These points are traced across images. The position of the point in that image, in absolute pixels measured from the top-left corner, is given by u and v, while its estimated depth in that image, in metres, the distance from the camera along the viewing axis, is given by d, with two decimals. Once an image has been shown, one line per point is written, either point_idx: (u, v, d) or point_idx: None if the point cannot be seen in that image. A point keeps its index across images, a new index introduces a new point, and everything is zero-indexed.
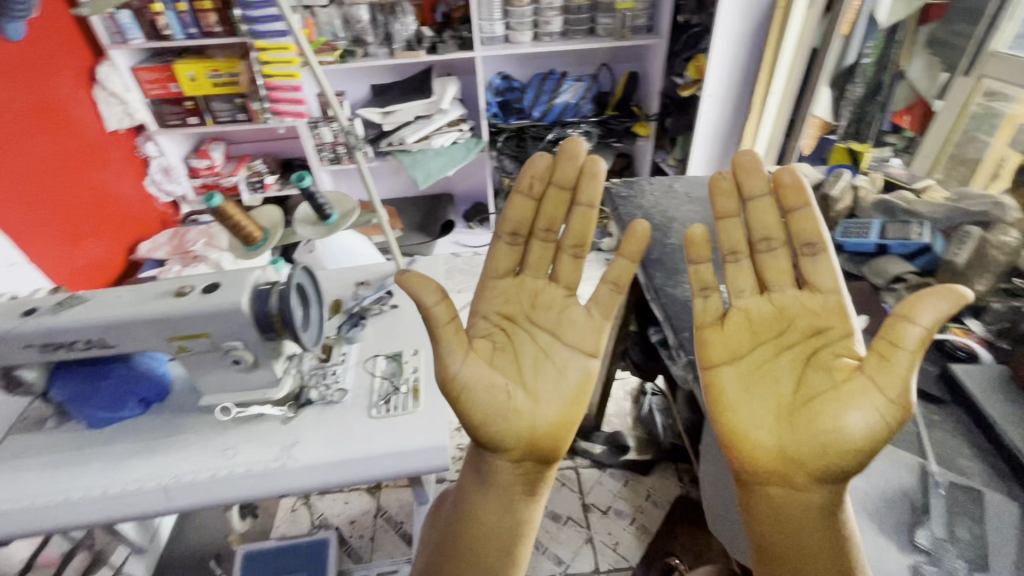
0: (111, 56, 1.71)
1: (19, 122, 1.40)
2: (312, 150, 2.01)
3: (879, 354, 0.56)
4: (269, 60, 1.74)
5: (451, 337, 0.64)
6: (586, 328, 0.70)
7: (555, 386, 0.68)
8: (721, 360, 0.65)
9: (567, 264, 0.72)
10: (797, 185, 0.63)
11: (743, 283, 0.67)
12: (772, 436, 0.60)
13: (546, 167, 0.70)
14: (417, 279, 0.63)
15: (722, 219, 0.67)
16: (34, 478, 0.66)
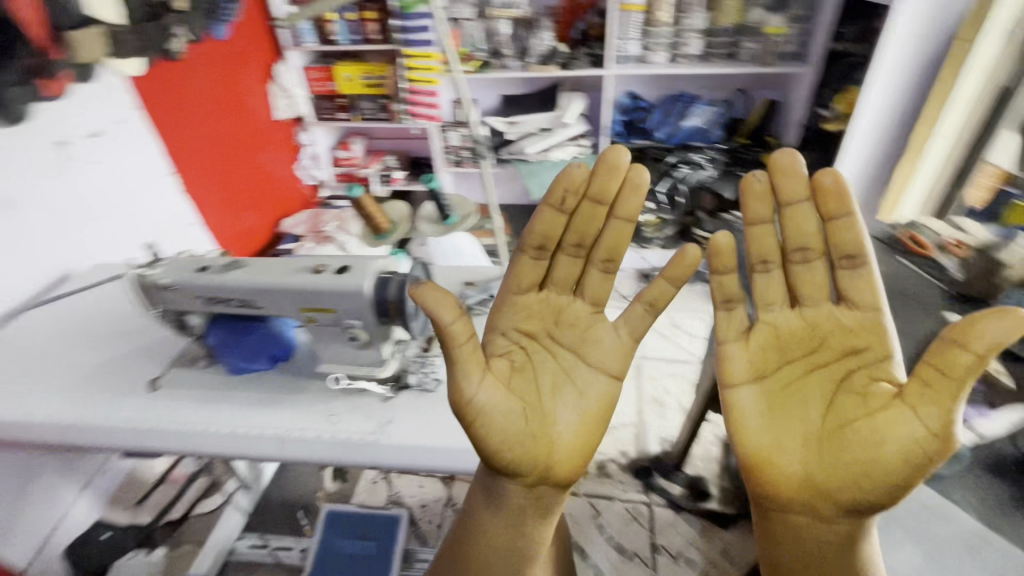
0: (287, 56, 1.98)
1: (214, 108, 1.66)
2: (439, 151, 2.16)
3: (923, 381, 0.55)
4: (415, 67, 1.91)
5: (468, 357, 0.63)
6: (609, 349, 0.71)
7: (574, 406, 0.69)
8: (743, 379, 0.65)
9: (594, 279, 0.72)
10: (842, 194, 0.60)
11: (772, 296, 0.66)
12: (800, 462, 0.61)
13: (580, 179, 0.68)
14: (432, 289, 0.62)
15: (752, 226, 0.65)
16: (184, 408, 0.79)
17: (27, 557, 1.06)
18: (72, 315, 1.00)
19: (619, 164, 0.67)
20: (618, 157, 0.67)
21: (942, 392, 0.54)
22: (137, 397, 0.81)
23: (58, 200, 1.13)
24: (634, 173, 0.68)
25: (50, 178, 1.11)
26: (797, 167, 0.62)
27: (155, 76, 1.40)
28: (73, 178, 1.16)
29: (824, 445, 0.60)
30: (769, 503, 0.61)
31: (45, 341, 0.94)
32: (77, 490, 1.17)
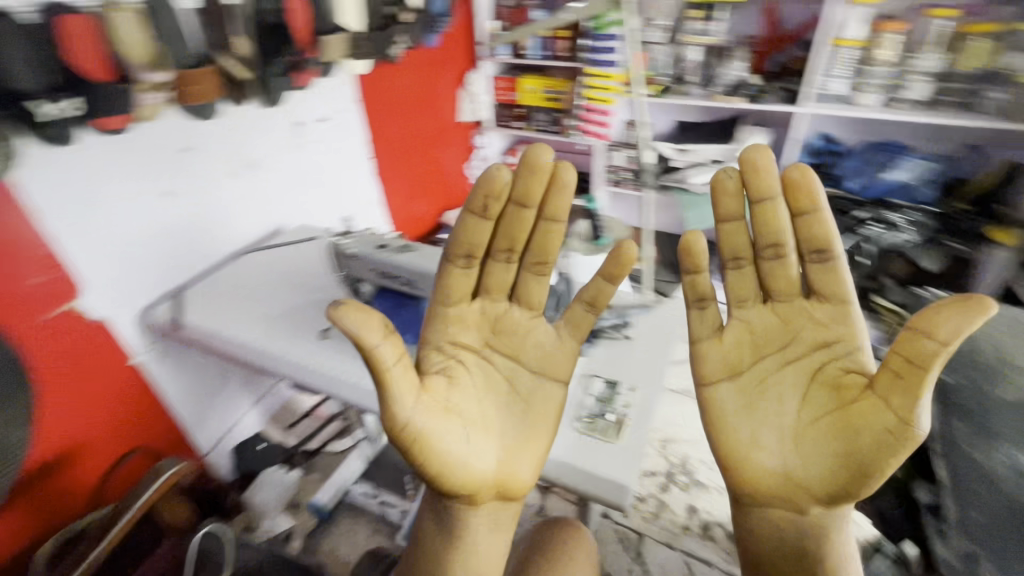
0: (480, 65, 2.16)
1: (411, 105, 1.86)
2: (601, 170, 2.19)
3: (894, 371, 0.57)
4: (594, 86, 1.96)
5: (401, 378, 0.60)
6: (549, 352, 0.72)
7: (518, 412, 0.70)
8: (719, 377, 0.67)
9: (531, 285, 0.72)
10: (812, 188, 0.61)
11: (745, 293, 0.68)
12: (777, 459, 0.63)
13: (503, 186, 0.65)
14: (356, 309, 0.57)
15: (724, 223, 0.66)
16: (343, 358, 0.92)
17: (210, 444, 1.33)
18: (280, 262, 1.23)
19: (545, 166, 0.67)
20: (540, 159, 0.66)
21: (913, 384, 0.55)
22: (311, 340, 0.97)
23: (287, 168, 1.39)
24: (561, 172, 0.67)
25: (286, 150, 1.37)
26: (767, 164, 0.62)
27: (375, 75, 1.64)
28: (302, 153, 1.42)
29: (800, 440, 0.62)
30: (749, 497, 0.64)
31: (258, 279, 1.17)
32: (250, 403, 1.43)
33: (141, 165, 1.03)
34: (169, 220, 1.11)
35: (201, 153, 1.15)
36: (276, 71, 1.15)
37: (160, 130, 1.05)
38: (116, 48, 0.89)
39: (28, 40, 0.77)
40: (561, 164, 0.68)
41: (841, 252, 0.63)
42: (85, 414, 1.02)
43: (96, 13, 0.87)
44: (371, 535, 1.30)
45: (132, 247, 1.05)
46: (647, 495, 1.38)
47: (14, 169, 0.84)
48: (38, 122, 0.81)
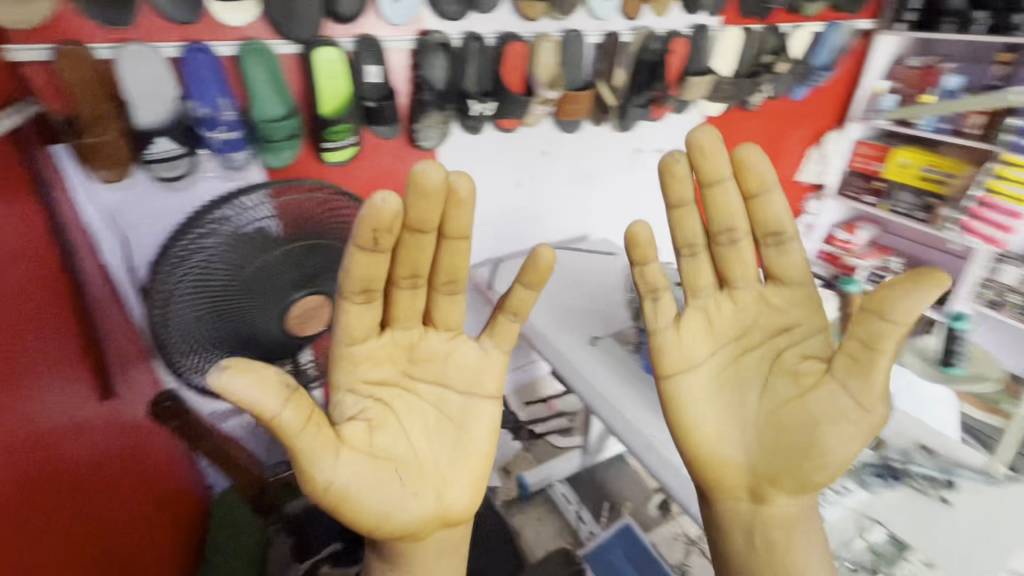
0: (847, 126, 1.92)
1: None
2: (972, 282, 1.70)
3: (851, 356, 0.58)
4: (1008, 177, 1.49)
5: (314, 442, 0.53)
6: (476, 372, 0.64)
7: (450, 439, 0.63)
8: (680, 368, 0.65)
9: (442, 304, 0.63)
10: (762, 170, 0.62)
11: (700, 282, 0.66)
12: (740, 453, 0.63)
13: (389, 215, 0.52)
14: (245, 375, 0.49)
15: (674, 208, 0.63)
16: (598, 367, 0.98)
17: None
18: (574, 264, 1.33)
19: (438, 185, 0.53)
20: (427, 176, 0.52)
21: (869, 369, 0.56)
22: (580, 342, 1.05)
23: (613, 187, 1.52)
24: (457, 185, 0.55)
25: (620, 172, 1.51)
26: (717, 138, 0.60)
27: (724, 120, 1.63)
28: (629, 176, 1.53)
29: (759, 432, 0.62)
30: (714, 489, 0.64)
31: (556, 270, 1.30)
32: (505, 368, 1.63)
33: (509, 158, 1.29)
34: (512, 204, 1.36)
35: (554, 159, 1.36)
36: (637, 102, 1.27)
37: (534, 135, 1.29)
38: (534, 70, 1.15)
39: (483, 58, 1.07)
40: (453, 174, 0.55)
41: (795, 233, 0.63)
42: None
43: (531, 42, 1.13)
44: (555, 536, 1.29)
45: (482, 217, 1.33)
46: None
47: (442, 146, 1.18)
48: (470, 116, 1.10)
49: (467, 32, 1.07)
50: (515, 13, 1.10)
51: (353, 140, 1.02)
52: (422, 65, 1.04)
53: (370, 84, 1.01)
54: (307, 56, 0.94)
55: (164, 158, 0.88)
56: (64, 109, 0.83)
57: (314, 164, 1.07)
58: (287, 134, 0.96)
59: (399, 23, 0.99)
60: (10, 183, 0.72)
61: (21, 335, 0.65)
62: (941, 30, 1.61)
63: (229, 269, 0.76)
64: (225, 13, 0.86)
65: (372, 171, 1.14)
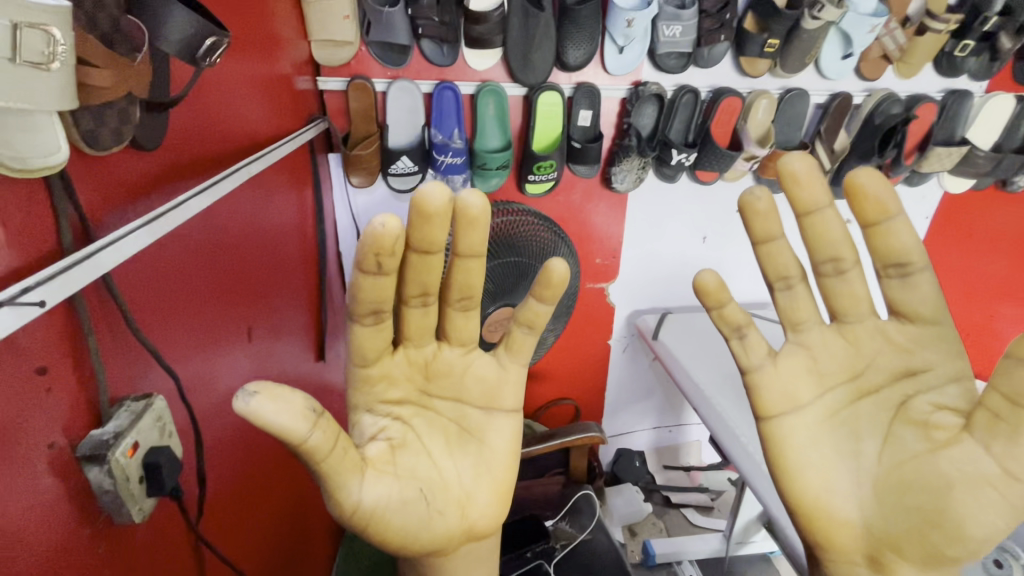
0: None
1: (997, 241, 1.44)
2: None
3: (992, 412, 0.42)
4: None
5: (342, 467, 0.42)
6: (492, 387, 0.54)
7: (473, 453, 0.53)
8: (784, 408, 0.49)
9: (455, 322, 0.53)
10: (878, 195, 0.46)
11: (802, 317, 0.50)
12: (856, 508, 0.47)
13: (392, 238, 0.43)
14: (272, 399, 0.37)
15: (759, 245, 0.49)
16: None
17: (613, 432, 1.55)
18: None
19: (443, 209, 0.45)
20: (429, 198, 0.44)
21: (1016, 432, 0.40)
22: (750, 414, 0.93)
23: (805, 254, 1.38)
24: (466, 202, 0.46)
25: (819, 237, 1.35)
26: (816, 169, 0.46)
27: (967, 201, 1.37)
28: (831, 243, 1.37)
29: (870, 486, 0.46)
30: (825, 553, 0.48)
31: None
32: (651, 424, 1.55)
33: (695, 212, 1.26)
34: (695, 256, 1.31)
35: None
36: None
37: (733, 191, 1.24)
38: (745, 124, 1.12)
39: (692, 109, 1.11)
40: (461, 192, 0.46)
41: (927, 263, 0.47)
42: (563, 356, 1.40)
43: (745, 99, 1.11)
44: None
45: (655, 259, 1.31)
46: None
47: (633, 192, 1.21)
48: (668, 164, 1.12)
49: (682, 83, 1.09)
50: (736, 69, 1.09)
51: (553, 175, 1.11)
52: (632, 112, 1.09)
53: (579, 127, 1.10)
54: (532, 99, 1.05)
55: (402, 173, 1.07)
56: (344, 127, 1.06)
57: (514, 193, 1.18)
58: (499, 163, 1.07)
59: (619, 74, 1.05)
60: (299, 180, 0.92)
61: (256, 288, 0.71)
62: None
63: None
64: (474, 60, 1.01)
65: (564, 206, 1.21)
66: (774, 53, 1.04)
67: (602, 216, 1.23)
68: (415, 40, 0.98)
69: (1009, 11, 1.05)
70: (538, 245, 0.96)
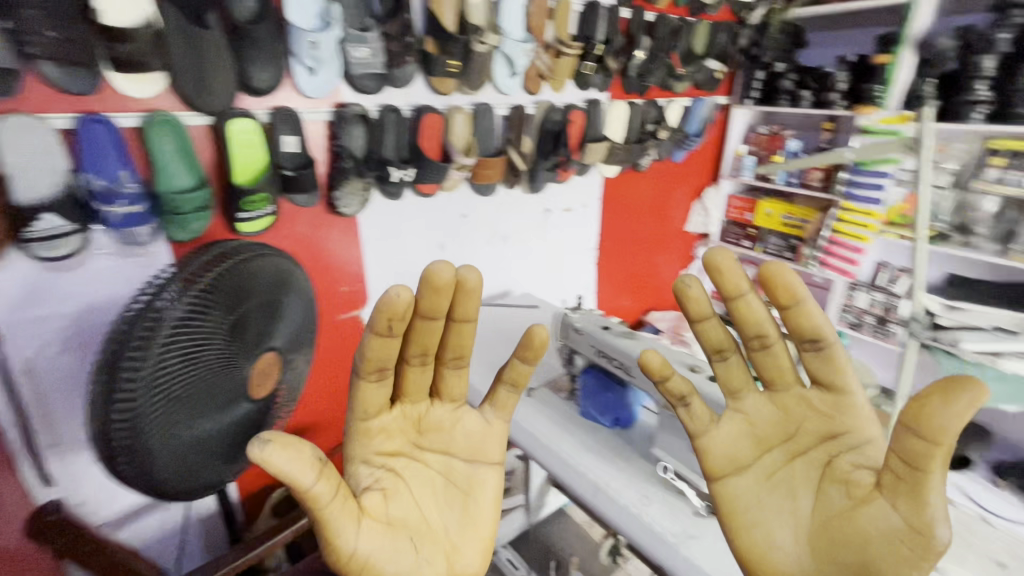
0: (721, 182, 2.19)
1: (641, 207, 1.95)
2: (836, 308, 1.95)
3: (895, 474, 0.47)
4: (847, 220, 1.77)
5: (340, 514, 0.54)
6: (480, 440, 0.67)
7: (458, 505, 0.65)
8: (727, 471, 0.58)
9: (448, 379, 0.66)
10: (789, 282, 0.52)
11: (736, 383, 0.60)
12: (797, 563, 0.52)
13: (401, 306, 0.55)
14: (282, 448, 0.49)
15: (698, 323, 0.58)
16: (546, 420, 0.94)
17: None
18: (501, 317, 1.37)
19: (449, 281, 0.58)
20: (439, 274, 0.57)
21: (917, 491, 0.45)
22: None
23: (528, 244, 1.60)
24: (465, 278, 0.59)
25: (532, 228, 1.58)
26: (733, 262, 0.55)
27: (620, 181, 1.81)
28: (544, 233, 1.63)
29: (808, 539, 0.53)
30: None
31: (485, 327, 1.31)
32: None
33: (429, 222, 1.32)
34: None
35: (472, 221, 1.41)
36: (545, 166, 1.40)
37: (454, 198, 1.35)
38: (449, 138, 1.23)
39: (399, 127, 1.14)
40: (462, 270, 0.59)
41: (836, 337, 0.54)
42: (328, 398, 1.29)
43: (443, 114, 1.22)
44: None
45: (402, 277, 1.32)
46: None
47: (362, 213, 1.18)
48: (389, 182, 1.13)
49: (386, 104, 1.13)
50: (429, 88, 1.19)
51: (270, 209, 1.00)
52: (341, 136, 1.08)
53: (286, 153, 1.02)
54: (219, 127, 0.92)
55: (48, 236, 0.80)
56: None
57: (227, 234, 1.02)
58: (200, 205, 0.91)
59: (317, 96, 1.02)
60: None
61: None
62: (778, 104, 1.91)
63: (193, 351, 0.70)
64: (125, 84, 0.83)
65: (291, 239, 1.11)
66: (457, 73, 1.16)
67: (336, 244, 1.18)
68: (25, 61, 0.75)
69: (609, 40, 1.42)
70: (273, 271, 0.85)
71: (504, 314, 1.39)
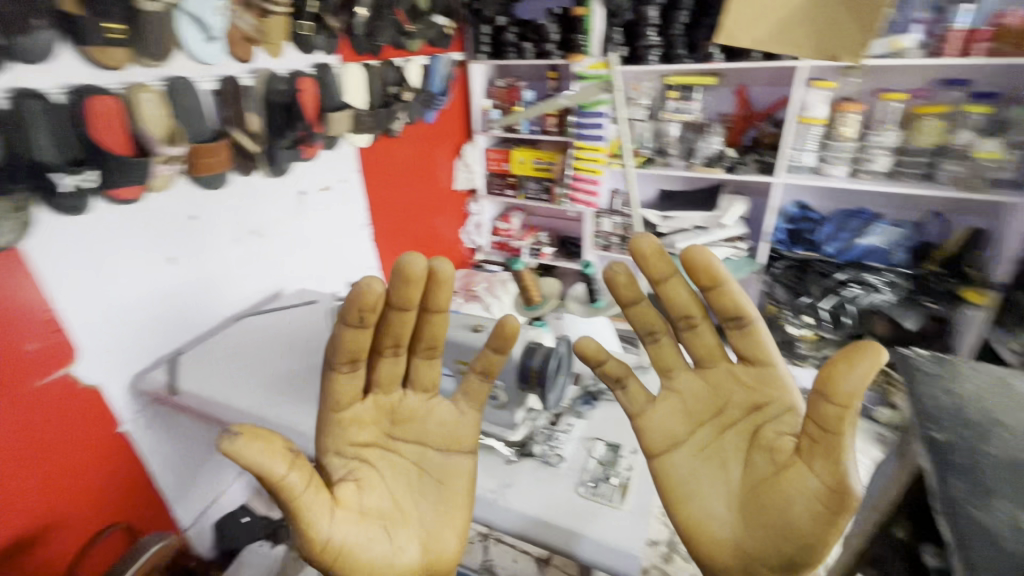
0: (476, 137, 2.27)
1: (405, 174, 1.91)
2: (590, 235, 2.24)
3: (812, 437, 0.51)
4: (583, 158, 2.02)
5: (313, 502, 0.56)
6: (453, 429, 0.67)
7: (434, 494, 0.65)
8: (665, 446, 0.60)
9: (422, 369, 0.67)
10: (710, 266, 0.55)
11: (669, 362, 0.63)
12: (730, 527, 0.56)
13: (373, 296, 0.57)
14: (251, 439, 0.52)
15: (629, 307, 0.61)
16: None
17: (190, 519, 1.26)
18: (273, 326, 1.20)
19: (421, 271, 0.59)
20: (412, 265, 0.58)
21: (832, 450, 0.49)
22: (309, 407, 0.93)
23: (287, 236, 1.41)
24: (437, 267, 0.60)
25: (288, 218, 1.40)
26: (659, 246, 0.57)
27: (375, 150, 1.72)
28: (303, 221, 1.46)
29: (740, 506, 0.56)
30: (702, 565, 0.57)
31: (258, 341, 1.14)
32: (236, 473, 1.36)
33: (140, 235, 1.04)
34: (170, 284, 1.12)
35: (205, 221, 1.18)
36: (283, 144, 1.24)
37: (169, 200, 1.08)
38: (141, 125, 0.95)
39: (56, 117, 0.83)
40: (435, 260, 0.60)
41: (757, 315, 0.57)
42: (51, 495, 0.96)
43: (120, 95, 0.94)
44: None
45: (122, 311, 1.04)
46: (651, 568, 1.27)
47: (27, 242, 0.87)
48: (60, 194, 0.85)
49: (16, 88, 0.82)
50: (85, 61, 0.90)
51: None
52: None
53: None
54: None
55: None
56: None
57: None
58: None
59: None
60: None
61: None
62: (508, 57, 2.03)
63: None
64: None
65: None
66: (125, 41, 0.91)
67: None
68: None
69: None
70: None
71: (276, 321, 1.22)
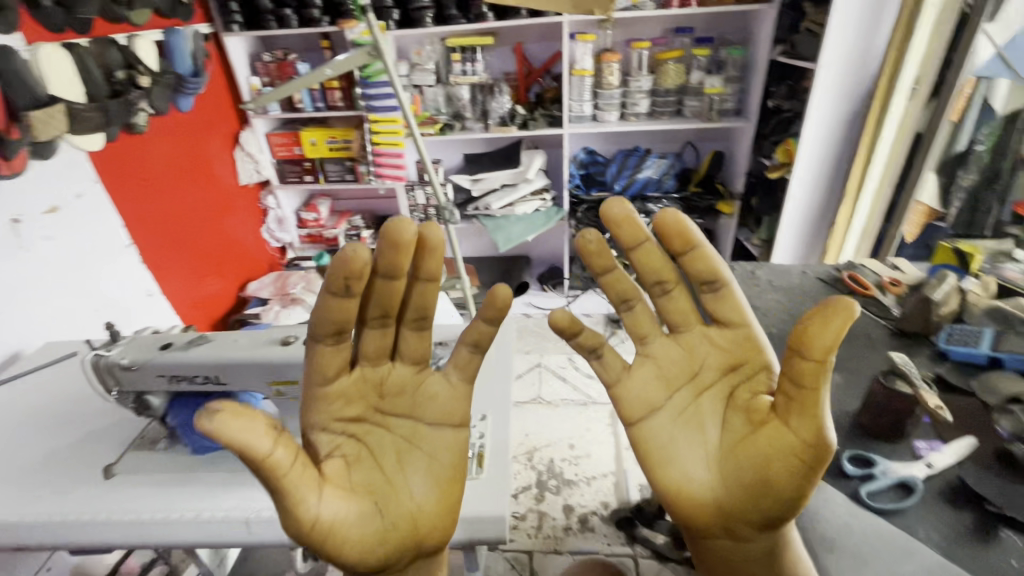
0: (253, 123, 2.00)
1: (168, 176, 1.61)
2: (406, 209, 2.17)
3: (787, 395, 0.52)
4: (380, 131, 1.92)
5: (302, 476, 0.49)
6: (449, 404, 0.59)
7: (422, 463, 0.58)
8: (643, 412, 0.60)
9: (409, 341, 0.60)
10: (683, 230, 0.56)
11: (644, 328, 0.62)
12: (712, 486, 0.56)
13: (362, 262, 0.52)
14: (236, 415, 0.45)
15: (604, 276, 0.59)
16: (154, 489, 0.73)
17: None
18: (19, 398, 0.92)
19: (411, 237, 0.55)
20: (401, 228, 0.54)
21: (807, 407, 0.50)
22: (92, 486, 0.74)
23: (5, 281, 1.08)
24: (427, 233, 0.56)
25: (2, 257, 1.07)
26: (629, 213, 0.57)
27: (113, 152, 1.39)
28: (25, 257, 1.12)
29: (718, 466, 0.57)
30: (686, 527, 0.58)
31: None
32: None
33: None
34: None
35: None
36: None
37: None
38: None
39: None
40: (423, 226, 0.56)
41: (729, 277, 0.59)
42: None
43: None
44: None
45: None
46: (525, 511, 1.35)
47: None
48: None
49: None
50: None
51: None
52: None
53: None
54: None
55: None
56: None
57: None
58: None
59: None
60: None
61: None
62: (268, 27, 1.78)
63: None
64: None
65: None
66: None
67: None
68: None
69: None
70: None
71: (21, 392, 0.94)
